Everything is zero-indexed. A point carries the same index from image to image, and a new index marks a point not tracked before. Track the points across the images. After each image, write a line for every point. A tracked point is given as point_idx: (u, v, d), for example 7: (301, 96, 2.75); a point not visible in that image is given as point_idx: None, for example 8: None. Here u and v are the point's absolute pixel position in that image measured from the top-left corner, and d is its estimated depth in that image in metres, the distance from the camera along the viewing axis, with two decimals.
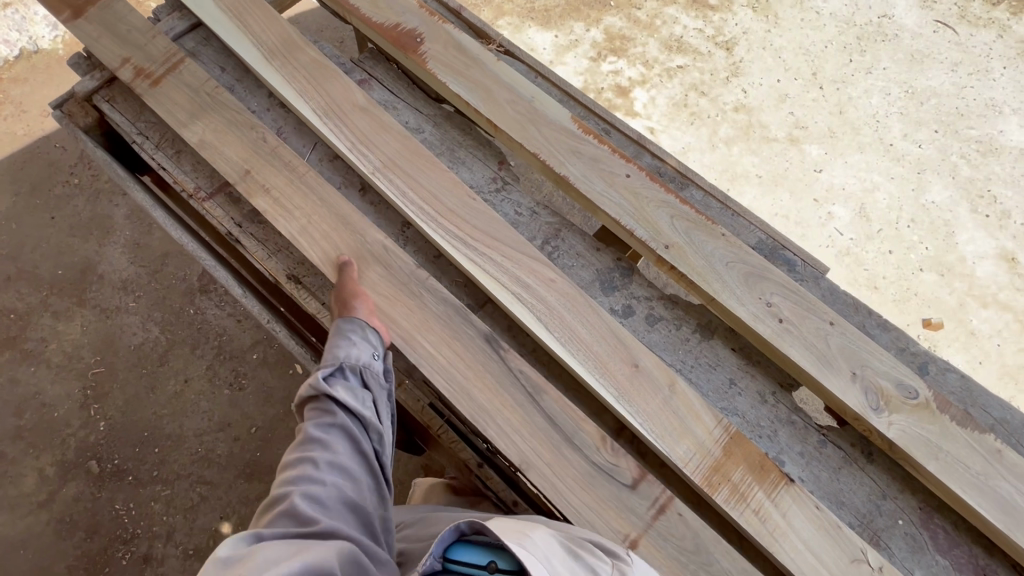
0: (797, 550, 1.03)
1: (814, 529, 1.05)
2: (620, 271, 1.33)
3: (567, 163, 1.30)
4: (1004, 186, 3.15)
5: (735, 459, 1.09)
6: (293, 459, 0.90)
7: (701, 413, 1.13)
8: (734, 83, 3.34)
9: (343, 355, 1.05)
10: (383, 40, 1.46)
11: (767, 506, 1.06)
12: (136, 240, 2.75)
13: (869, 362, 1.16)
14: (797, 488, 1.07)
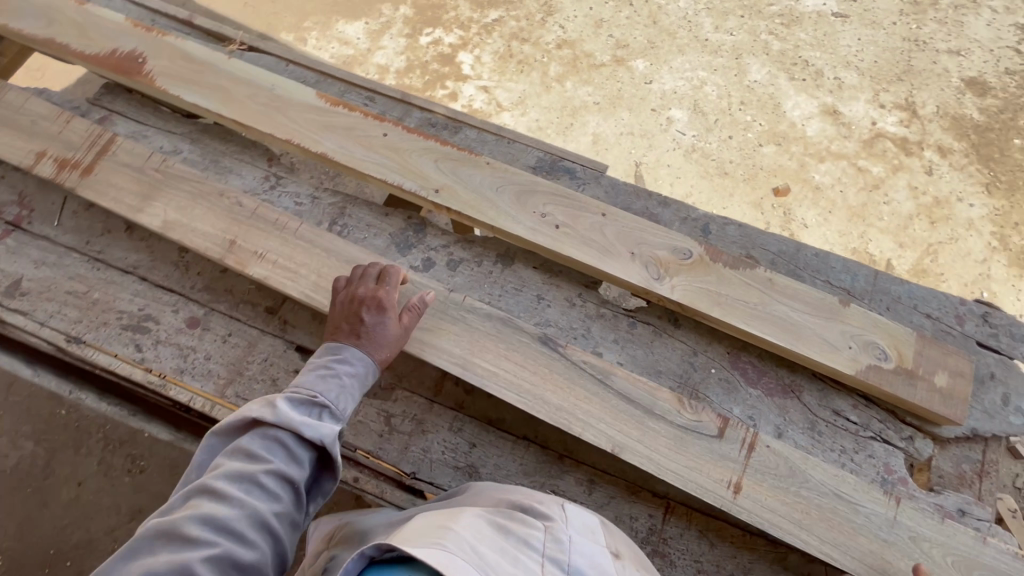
0: (620, 423, 1.05)
1: (629, 396, 1.07)
2: (413, 229, 1.34)
3: (322, 140, 1.29)
4: (812, 49, 3.38)
5: (547, 357, 1.10)
6: (231, 497, 0.75)
7: (505, 326, 1.12)
8: (551, 21, 3.40)
9: (334, 398, 0.90)
10: (105, 70, 1.37)
11: (581, 394, 1.07)
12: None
13: (644, 239, 1.24)
14: (607, 368, 1.10)
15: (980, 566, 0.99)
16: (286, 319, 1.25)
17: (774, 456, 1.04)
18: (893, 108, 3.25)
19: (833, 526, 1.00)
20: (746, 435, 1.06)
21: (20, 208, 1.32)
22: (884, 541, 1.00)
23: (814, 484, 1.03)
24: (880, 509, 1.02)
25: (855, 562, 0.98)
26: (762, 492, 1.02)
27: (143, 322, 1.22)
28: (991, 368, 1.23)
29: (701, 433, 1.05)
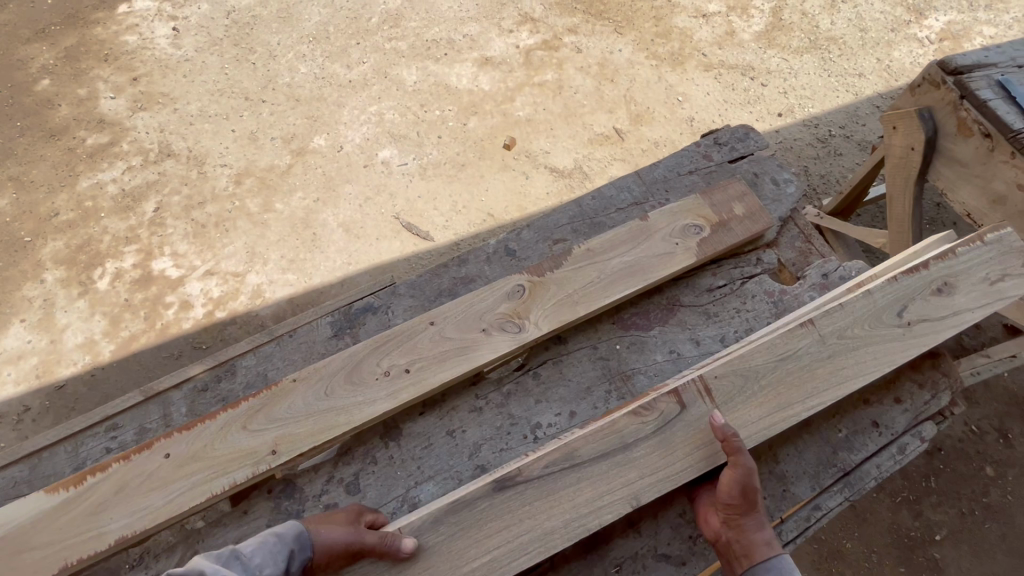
0: (616, 477, 1.05)
1: (600, 452, 1.06)
2: (287, 497, 1.11)
3: (100, 528, 0.98)
4: (430, 28, 3.62)
5: (517, 496, 1.03)
6: None
7: (457, 512, 1.01)
8: (210, 168, 3.10)
9: (256, 556, 0.89)
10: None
11: (570, 493, 1.03)
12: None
13: (481, 309, 1.19)
14: (566, 451, 1.06)
15: (883, 310, 1.19)
16: None
17: (727, 380, 1.11)
18: (518, 27, 3.67)
19: (802, 385, 1.12)
20: (697, 383, 1.12)
21: None
22: (834, 357, 1.15)
23: (765, 369, 1.13)
24: (812, 338, 1.16)
25: (831, 391, 1.12)
26: (744, 413, 1.10)
27: None
28: (751, 169, 1.46)
29: (673, 419, 1.08)
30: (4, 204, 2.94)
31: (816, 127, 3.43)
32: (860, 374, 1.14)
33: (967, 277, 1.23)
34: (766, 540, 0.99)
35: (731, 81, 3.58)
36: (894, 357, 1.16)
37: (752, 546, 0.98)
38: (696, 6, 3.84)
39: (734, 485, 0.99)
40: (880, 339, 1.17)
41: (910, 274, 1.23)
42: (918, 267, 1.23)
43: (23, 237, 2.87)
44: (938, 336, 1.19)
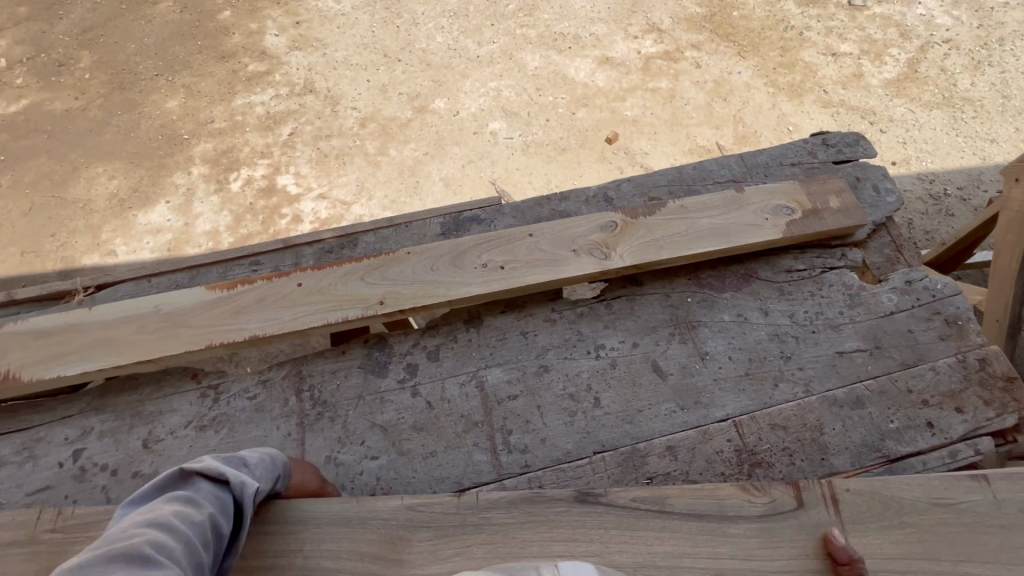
0: (713, 551, 0.98)
1: (701, 514, 1.02)
2: (378, 349, 1.31)
3: (241, 325, 1.22)
4: (560, 22, 3.84)
5: (603, 522, 1.01)
6: (156, 531, 0.76)
7: (542, 504, 1.03)
8: (342, 109, 3.47)
9: (252, 463, 0.95)
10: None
11: (653, 539, 0.99)
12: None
13: (576, 233, 1.33)
14: (665, 503, 1.03)
15: None
16: None
17: (862, 497, 1.02)
18: (644, 35, 3.81)
19: (952, 539, 0.98)
20: (826, 487, 1.04)
21: None
22: (1008, 530, 0.98)
23: (912, 505, 1.01)
24: (984, 500, 1.01)
25: (989, 558, 0.96)
26: (879, 540, 0.99)
27: None
28: (854, 173, 1.51)
29: (783, 509, 1.01)
30: (174, 105, 3.45)
31: (930, 183, 3.31)
32: None
33: None
34: None
35: (848, 122, 3.53)
36: None
37: None
38: (827, 43, 3.80)
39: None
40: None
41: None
42: None
43: (182, 135, 3.35)
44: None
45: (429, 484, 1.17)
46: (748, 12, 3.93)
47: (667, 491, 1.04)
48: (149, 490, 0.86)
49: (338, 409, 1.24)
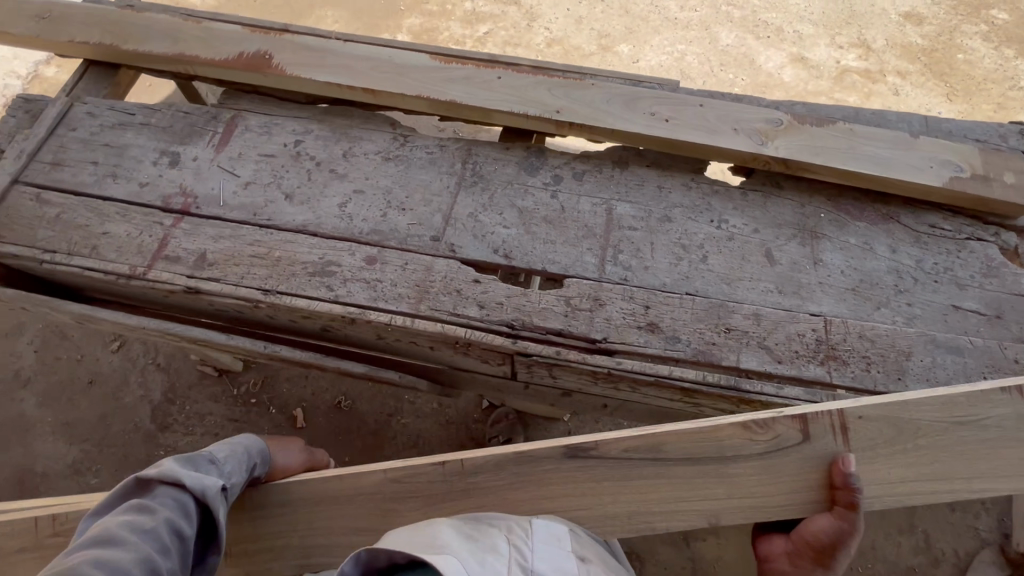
0: (709, 489, 1.07)
1: (696, 455, 1.07)
2: (535, 156, 1.53)
3: (447, 90, 1.49)
4: (768, 11, 3.80)
5: (590, 471, 1.10)
6: (121, 538, 0.83)
7: (532, 459, 1.12)
8: (536, 26, 3.75)
9: (220, 461, 1.03)
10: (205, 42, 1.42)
11: (648, 500, 1.08)
12: (157, 361, 2.66)
13: (742, 117, 1.46)
14: (653, 466, 1.08)
15: None
16: (452, 242, 1.39)
17: (873, 425, 1.03)
18: (849, 48, 3.67)
19: (968, 461, 1.01)
20: (834, 416, 1.04)
21: (184, 197, 1.44)
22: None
23: (930, 428, 1.02)
24: (1008, 410, 1.02)
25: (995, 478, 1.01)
26: (879, 468, 1.03)
27: (327, 267, 1.35)
28: None
29: (786, 446, 1.05)
30: None
31: None
32: None
33: None
34: None
35: None
36: None
37: None
38: None
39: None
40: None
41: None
42: None
43: (399, 6, 3.81)
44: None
45: (541, 262, 1.37)
46: (975, 59, 3.63)
47: (662, 430, 1.08)
48: (117, 499, 0.92)
49: (490, 185, 1.48)
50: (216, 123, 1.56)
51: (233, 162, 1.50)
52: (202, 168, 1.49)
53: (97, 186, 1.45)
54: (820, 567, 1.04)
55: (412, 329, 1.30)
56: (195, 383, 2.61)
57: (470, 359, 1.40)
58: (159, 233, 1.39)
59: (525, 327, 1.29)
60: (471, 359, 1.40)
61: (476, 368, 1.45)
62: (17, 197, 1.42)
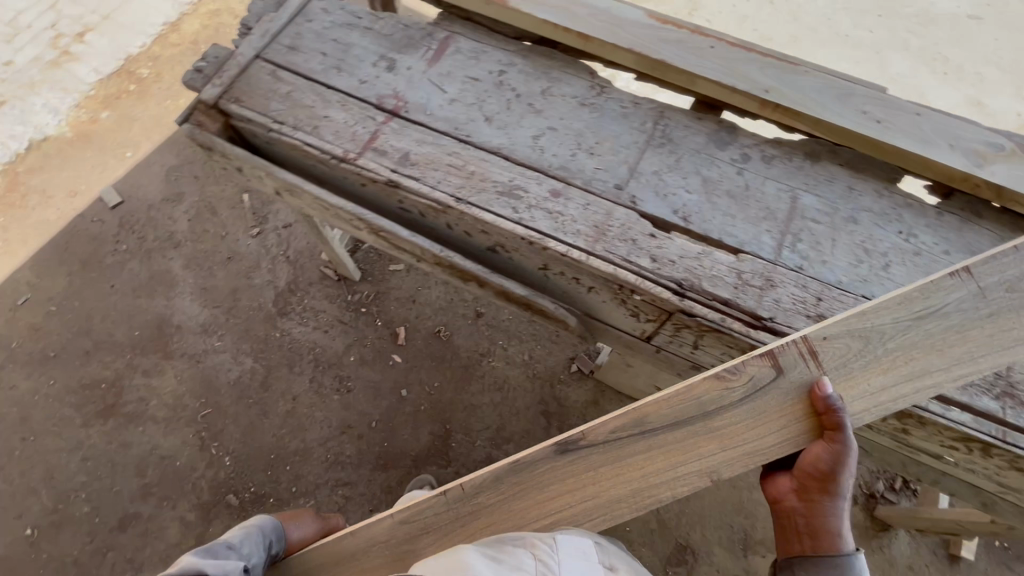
0: (701, 452, 1.20)
1: (681, 419, 1.21)
2: (726, 132, 1.53)
3: (659, 49, 1.53)
4: (952, 47, 3.52)
5: (583, 461, 1.26)
6: None
7: (527, 465, 1.28)
8: (696, 17, 3.67)
9: (239, 546, 1.34)
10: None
11: (647, 479, 1.22)
12: (287, 256, 2.90)
13: (958, 136, 1.43)
14: (641, 437, 1.23)
15: None
16: (634, 194, 1.44)
17: (839, 340, 1.15)
18: None
19: (937, 349, 1.13)
20: (801, 344, 1.17)
21: (396, 100, 1.57)
22: (986, 318, 1.12)
23: (892, 329, 1.14)
24: (964, 291, 1.13)
25: (973, 349, 1.12)
26: (852, 379, 1.15)
27: (513, 191, 1.44)
28: None
29: (764, 382, 1.18)
30: None
31: None
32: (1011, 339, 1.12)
33: None
34: (839, 529, 1.14)
35: None
36: None
37: (826, 533, 1.14)
38: None
39: (834, 518, 1.14)
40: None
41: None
42: None
43: None
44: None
45: (718, 232, 1.39)
46: None
47: (644, 403, 1.23)
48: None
49: (678, 149, 1.50)
50: (431, 41, 1.67)
51: (442, 78, 1.61)
52: (413, 77, 1.61)
53: (324, 75, 1.59)
54: (830, 496, 1.14)
55: (584, 267, 1.37)
56: (315, 282, 2.84)
57: (624, 309, 1.46)
58: (371, 126, 1.52)
59: (693, 289, 1.32)
60: (624, 309, 1.46)
61: (623, 318, 1.51)
62: (257, 69, 1.59)
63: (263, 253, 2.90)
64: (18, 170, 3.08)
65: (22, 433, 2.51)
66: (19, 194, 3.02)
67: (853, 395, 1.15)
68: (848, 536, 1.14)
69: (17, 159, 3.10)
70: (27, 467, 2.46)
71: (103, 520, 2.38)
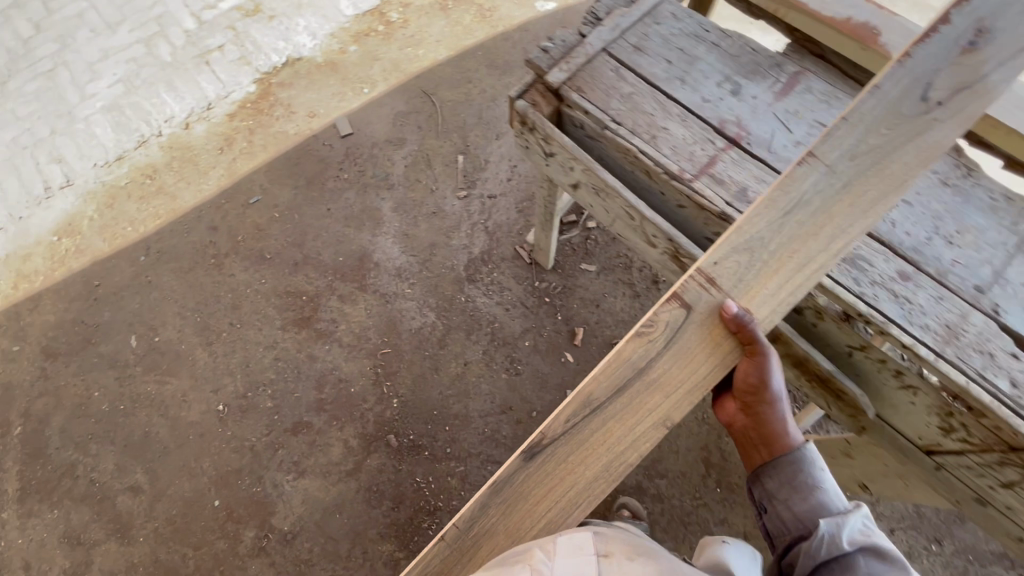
0: (652, 407, 1.27)
1: (621, 385, 1.27)
2: None
3: None
4: None
5: (554, 455, 1.26)
6: None
7: (506, 480, 1.26)
8: None
9: None
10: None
11: (617, 445, 1.26)
12: (486, 225, 2.97)
13: None
14: (592, 416, 1.26)
15: (906, 89, 1.19)
16: (996, 303, 1.28)
17: (729, 259, 1.24)
18: None
19: (817, 237, 1.22)
20: (698, 276, 1.25)
21: (738, 128, 1.48)
22: (849, 192, 1.21)
23: (768, 232, 1.24)
24: (817, 173, 1.22)
25: (853, 203, 1.21)
26: (751, 292, 1.24)
27: (856, 259, 1.33)
28: None
29: (678, 324, 1.26)
30: None
31: None
32: (892, 198, 1.20)
33: (959, 122, 1.18)
34: (784, 431, 1.28)
35: None
36: (918, 145, 1.19)
37: (774, 438, 1.29)
38: None
39: (782, 428, 1.28)
40: (899, 135, 1.19)
41: (924, 42, 1.17)
42: (962, 90, 1.17)
43: None
44: (973, 112, 1.17)
45: None
46: None
47: (589, 385, 1.27)
48: None
49: None
50: (780, 72, 1.57)
51: (789, 116, 1.51)
52: (757, 107, 1.52)
53: (667, 84, 1.54)
54: (766, 404, 1.27)
55: (918, 364, 1.24)
56: (508, 259, 2.89)
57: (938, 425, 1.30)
58: (710, 150, 1.45)
59: None
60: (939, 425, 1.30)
61: (921, 428, 1.37)
62: (601, 63, 1.57)
63: (466, 217, 2.99)
64: (271, 81, 3.35)
65: (231, 318, 2.77)
66: (268, 103, 3.30)
67: (753, 305, 1.24)
68: (793, 430, 1.29)
69: (272, 71, 3.37)
70: (229, 350, 2.71)
71: (281, 419, 2.58)
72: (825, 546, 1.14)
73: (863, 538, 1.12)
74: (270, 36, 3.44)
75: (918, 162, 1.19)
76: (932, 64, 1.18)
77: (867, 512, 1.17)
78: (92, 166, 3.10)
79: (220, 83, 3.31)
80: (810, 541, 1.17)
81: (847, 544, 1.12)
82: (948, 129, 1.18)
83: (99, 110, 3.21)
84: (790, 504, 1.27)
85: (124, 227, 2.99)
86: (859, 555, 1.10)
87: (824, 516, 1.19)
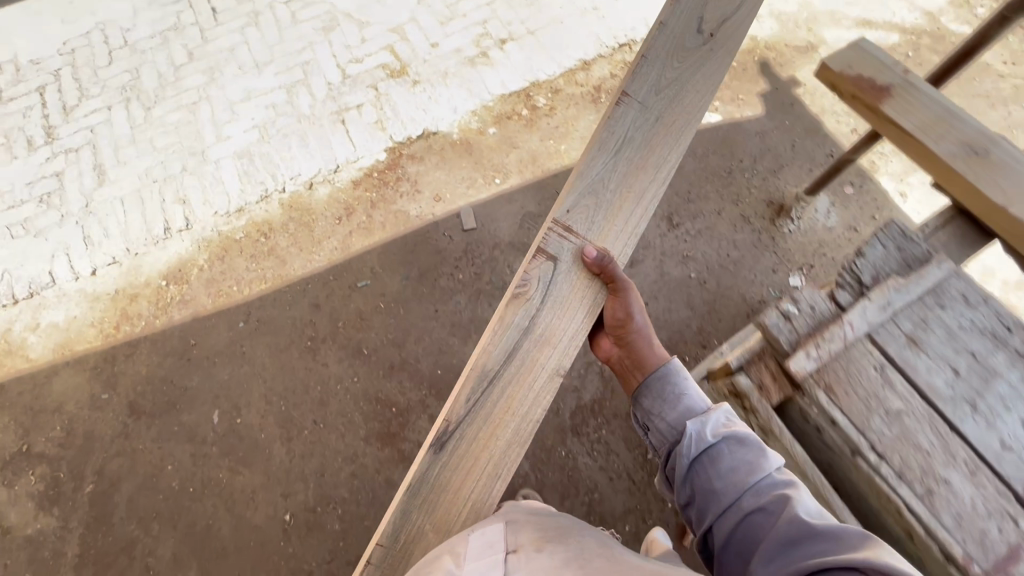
0: (544, 361, 1.56)
1: (511, 349, 1.55)
2: None
3: None
4: None
5: (468, 428, 1.50)
6: None
7: (424, 471, 1.47)
8: None
9: None
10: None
11: (523, 395, 1.53)
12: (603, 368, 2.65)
13: None
14: (488, 377, 1.53)
15: (682, 49, 1.72)
16: None
17: (578, 208, 1.63)
18: None
19: (642, 171, 1.66)
20: (557, 229, 1.60)
21: None
22: (645, 133, 1.67)
23: (605, 169, 1.65)
24: (630, 112, 1.66)
25: (667, 128, 1.69)
26: (602, 235, 1.64)
27: None
28: None
29: (546, 277, 1.58)
30: None
31: None
32: (682, 129, 1.69)
33: (695, 75, 1.71)
34: (649, 350, 1.71)
35: None
36: (693, 97, 1.70)
37: (644, 358, 1.70)
38: None
39: (647, 352, 1.71)
40: (688, 66, 1.71)
41: None
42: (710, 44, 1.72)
43: None
44: (733, 41, 1.76)
45: None
46: None
47: (478, 361, 1.53)
48: None
49: None
50: None
51: None
52: None
53: None
54: (632, 334, 1.69)
55: None
56: (621, 415, 2.55)
57: None
58: None
59: None
60: None
61: None
62: None
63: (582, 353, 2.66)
64: (402, 152, 3.18)
65: (315, 416, 2.59)
66: (395, 176, 3.13)
67: (608, 245, 1.63)
68: (655, 354, 1.71)
69: (406, 141, 3.20)
70: (307, 452, 2.53)
71: (346, 548, 2.37)
72: (696, 442, 1.50)
73: (723, 429, 1.50)
74: (411, 104, 3.27)
75: (703, 91, 1.71)
76: (694, 19, 1.75)
77: (721, 409, 1.54)
78: (213, 213, 3.03)
79: (351, 147, 3.18)
80: (682, 442, 1.52)
81: (708, 436, 1.49)
82: (710, 65, 1.72)
83: (230, 155, 3.14)
84: (663, 415, 1.60)
85: (230, 286, 2.90)
86: (721, 443, 1.47)
87: (692, 419, 1.54)
